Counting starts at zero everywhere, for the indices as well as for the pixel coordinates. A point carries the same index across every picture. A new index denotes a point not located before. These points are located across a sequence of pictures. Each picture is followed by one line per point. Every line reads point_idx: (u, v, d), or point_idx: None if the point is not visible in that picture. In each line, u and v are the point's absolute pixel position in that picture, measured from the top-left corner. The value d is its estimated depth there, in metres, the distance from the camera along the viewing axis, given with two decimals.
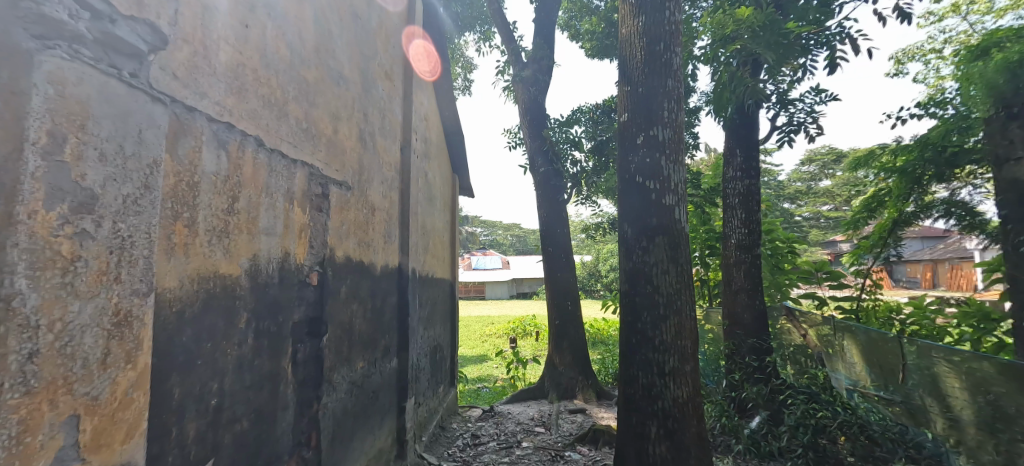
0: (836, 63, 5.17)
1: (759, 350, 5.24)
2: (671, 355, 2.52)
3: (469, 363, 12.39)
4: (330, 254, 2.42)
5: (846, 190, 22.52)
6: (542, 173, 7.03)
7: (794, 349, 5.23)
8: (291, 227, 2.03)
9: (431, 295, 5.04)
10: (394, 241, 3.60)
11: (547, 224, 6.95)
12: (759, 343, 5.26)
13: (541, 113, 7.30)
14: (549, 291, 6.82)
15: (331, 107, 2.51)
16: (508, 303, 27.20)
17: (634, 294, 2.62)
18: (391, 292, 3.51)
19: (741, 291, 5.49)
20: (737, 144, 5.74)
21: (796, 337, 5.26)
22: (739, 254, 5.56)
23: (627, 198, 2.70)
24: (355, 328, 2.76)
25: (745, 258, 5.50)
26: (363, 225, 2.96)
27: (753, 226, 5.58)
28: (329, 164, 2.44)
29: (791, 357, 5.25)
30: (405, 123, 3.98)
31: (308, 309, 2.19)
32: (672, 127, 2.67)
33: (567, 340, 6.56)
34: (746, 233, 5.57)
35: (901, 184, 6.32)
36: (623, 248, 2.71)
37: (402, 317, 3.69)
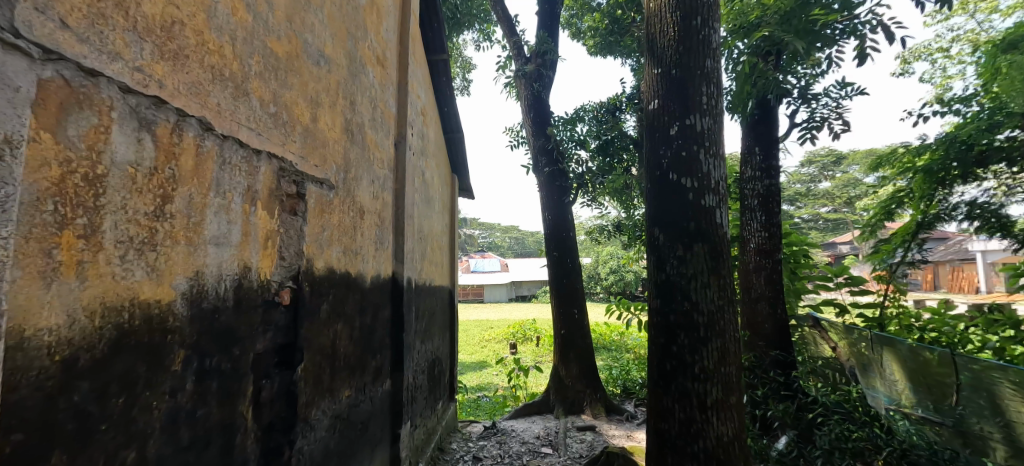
0: (866, 56, 4.77)
1: (783, 363, 4.84)
2: (713, 385, 2.11)
3: (468, 371, 11.94)
4: (306, 266, 2.00)
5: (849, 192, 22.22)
6: (547, 173, 6.64)
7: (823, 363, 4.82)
8: (252, 234, 1.62)
9: (428, 306, 4.61)
10: (387, 247, 3.20)
11: (551, 227, 6.55)
12: (783, 356, 4.86)
13: (544, 111, 6.91)
14: (554, 298, 6.40)
15: (309, 90, 2.10)
16: (507, 306, 26.81)
17: (668, 311, 2.21)
18: (383, 305, 3.09)
19: (763, 299, 5.08)
20: (756, 143, 5.34)
21: (825, 350, 4.86)
22: (759, 260, 5.14)
23: (658, 197, 2.30)
24: (340, 351, 2.35)
25: (767, 263, 5.09)
26: (349, 229, 2.55)
27: (774, 228, 5.16)
28: (305, 158, 2.03)
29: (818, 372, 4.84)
30: (399, 116, 3.58)
31: (275, 335, 1.78)
32: (711, 115, 2.27)
33: (573, 351, 6.14)
34: (766, 236, 5.15)
35: (918, 186, 5.93)
36: (654, 256, 2.30)
37: (396, 332, 3.27)
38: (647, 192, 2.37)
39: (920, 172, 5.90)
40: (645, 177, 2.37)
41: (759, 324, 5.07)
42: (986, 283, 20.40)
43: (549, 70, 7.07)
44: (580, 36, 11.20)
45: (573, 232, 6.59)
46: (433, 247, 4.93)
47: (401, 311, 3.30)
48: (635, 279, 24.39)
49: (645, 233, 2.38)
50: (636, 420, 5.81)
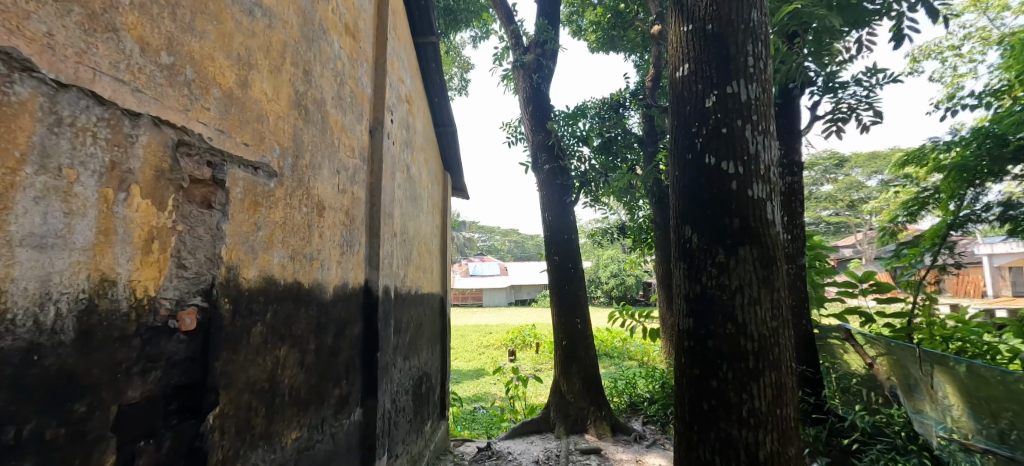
0: (903, 37, 4.28)
1: (812, 380, 4.35)
2: (766, 433, 1.60)
3: (465, 379, 11.40)
4: (225, 276, 1.49)
5: (849, 195, 21.94)
6: (547, 171, 6.15)
7: (859, 381, 4.27)
8: (123, 232, 1.13)
9: (414, 316, 4.11)
10: (358, 252, 2.69)
11: (553, 228, 6.03)
12: (811, 372, 4.35)
13: (544, 104, 6.42)
14: (555, 306, 5.87)
15: (235, 44, 1.59)
16: (507, 310, 26.32)
17: (702, 332, 1.71)
18: (351, 320, 2.58)
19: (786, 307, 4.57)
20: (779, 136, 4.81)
21: (857, 366, 4.30)
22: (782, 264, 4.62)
23: (690, 188, 1.80)
24: (283, 386, 1.83)
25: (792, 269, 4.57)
26: (302, 227, 2.04)
27: (797, 229, 4.65)
28: (229, 133, 1.54)
29: (856, 392, 4.28)
30: (376, 98, 3.08)
31: (169, 374, 1.28)
32: (759, 81, 1.78)
33: (576, 365, 5.59)
34: (790, 239, 4.63)
35: (946, 182, 5.36)
36: (684, 262, 1.80)
37: (368, 351, 2.75)
38: (677, 180, 1.88)
39: (949, 168, 5.34)
40: (676, 161, 1.87)
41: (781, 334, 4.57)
42: (992, 286, 20.06)
43: (549, 61, 6.58)
44: (580, 33, 10.73)
45: (576, 234, 6.08)
46: (421, 250, 4.44)
47: (375, 327, 2.77)
48: (635, 282, 23.95)
49: (671, 232, 1.90)
50: (645, 441, 5.28)
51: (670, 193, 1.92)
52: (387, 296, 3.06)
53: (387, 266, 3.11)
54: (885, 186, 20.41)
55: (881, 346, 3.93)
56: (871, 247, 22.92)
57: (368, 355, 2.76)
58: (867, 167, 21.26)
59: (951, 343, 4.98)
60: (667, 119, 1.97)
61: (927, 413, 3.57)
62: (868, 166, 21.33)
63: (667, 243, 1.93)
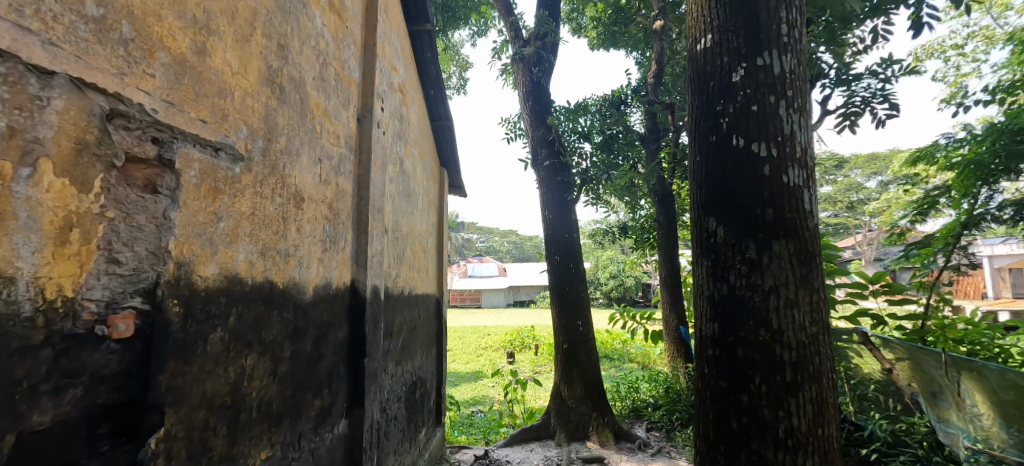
0: (922, 25, 4.05)
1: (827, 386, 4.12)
2: (807, 456, 1.39)
3: (462, 382, 11.17)
4: (176, 273, 1.27)
5: (849, 195, 21.76)
6: (548, 167, 5.94)
7: (876, 387, 3.97)
8: (25, 217, 0.95)
9: (408, 318, 3.89)
10: (344, 249, 2.46)
11: (553, 227, 5.81)
12: None
13: (544, 99, 6.20)
14: (555, 309, 5.64)
15: (189, 3, 1.36)
16: (506, 312, 26.10)
17: (728, 339, 1.49)
18: (336, 323, 2.35)
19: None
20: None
21: (874, 370, 4.00)
22: None
23: (713, 174, 1.59)
24: (251, 399, 1.60)
25: None
26: (277, 219, 1.82)
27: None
28: (180, 106, 1.31)
29: (871, 399, 3.97)
30: (364, 84, 2.86)
31: (93, 391, 1.08)
32: (793, 52, 1.56)
33: (577, 369, 5.36)
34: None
35: (959, 179, 5.09)
36: (708, 257, 1.58)
37: (353, 356, 2.52)
38: (699, 165, 1.66)
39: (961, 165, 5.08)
40: (697, 144, 1.65)
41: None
42: (993, 288, 19.89)
43: (549, 54, 6.36)
44: (579, 31, 10.53)
45: (577, 234, 5.85)
46: (415, 249, 4.21)
47: (363, 330, 2.55)
48: (635, 283, 23.78)
49: (691, 225, 1.68)
50: (650, 449, 5.06)
51: (690, 180, 1.70)
52: (377, 297, 2.83)
53: (377, 265, 2.88)
54: (885, 187, 20.19)
55: (905, 351, 3.70)
56: (871, 248, 22.75)
57: (354, 361, 2.53)
58: (868, 168, 21.08)
59: (962, 346, 4.68)
60: (688, 97, 1.75)
61: (952, 422, 3.36)
62: (869, 167, 21.15)
63: (687, 237, 1.72)
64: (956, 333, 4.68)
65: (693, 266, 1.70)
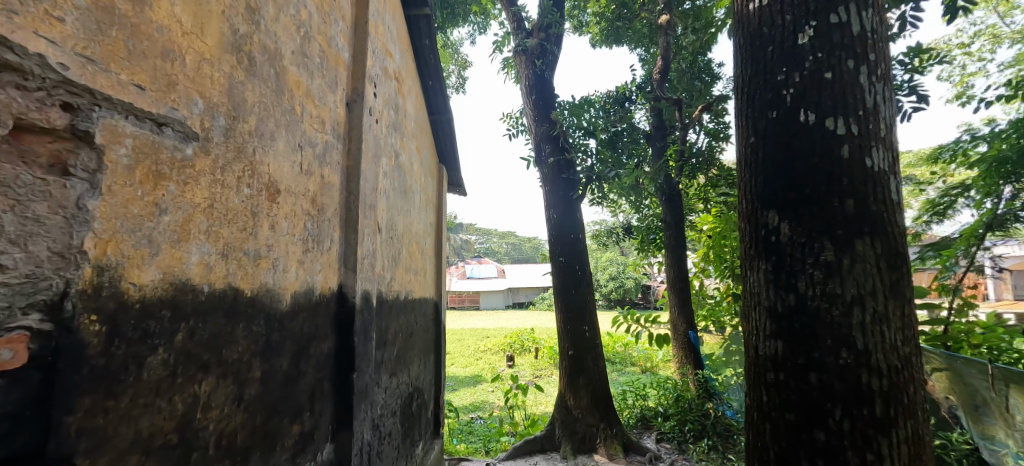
0: (957, 10, 3.75)
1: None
2: None
3: (461, 386, 10.89)
4: (91, 281, 0.99)
5: None
6: (552, 164, 5.65)
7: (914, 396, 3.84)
8: None
9: (404, 324, 3.59)
10: (329, 249, 2.16)
11: (557, 227, 5.51)
12: None
13: (547, 93, 5.90)
14: (559, 314, 5.35)
15: None
16: (505, 314, 25.79)
17: (795, 363, 1.26)
18: (320, 333, 2.05)
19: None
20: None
21: None
22: None
23: (775, 160, 1.33)
24: (206, 434, 1.31)
25: None
26: (245, 214, 1.52)
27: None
28: (104, 64, 1.03)
29: None
30: (356, 66, 2.56)
31: None
32: (875, 9, 1.33)
33: (583, 377, 5.07)
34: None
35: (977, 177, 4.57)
36: (769, 261, 1.33)
37: (340, 370, 2.23)
38: (755, 150, 1.40)
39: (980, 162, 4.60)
40: (755, 124, 1.40)
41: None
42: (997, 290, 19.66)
43: (554, 46, 6.08)
44: (581, 28, 10.25)
45: (582, 234, 5.53)
46: (412, 250, 3.93)
47: (352, 340, 2.25)
48: (635, 285, 23.49)
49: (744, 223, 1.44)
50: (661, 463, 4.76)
51: (743, 169, 1.45)
52: (369, 304, 2.54)
53: (369, 268, 2.59)
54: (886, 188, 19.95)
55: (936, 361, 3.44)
56: None
57: (341, 375, 2.23)
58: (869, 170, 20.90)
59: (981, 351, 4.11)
60: (735, 76, 1.53)
61: (1000, 438, 3.07)
62: None
63: (738, 237, 1.47)
64: (976, 337, 4.10)
65: (746, 273, 1.45)
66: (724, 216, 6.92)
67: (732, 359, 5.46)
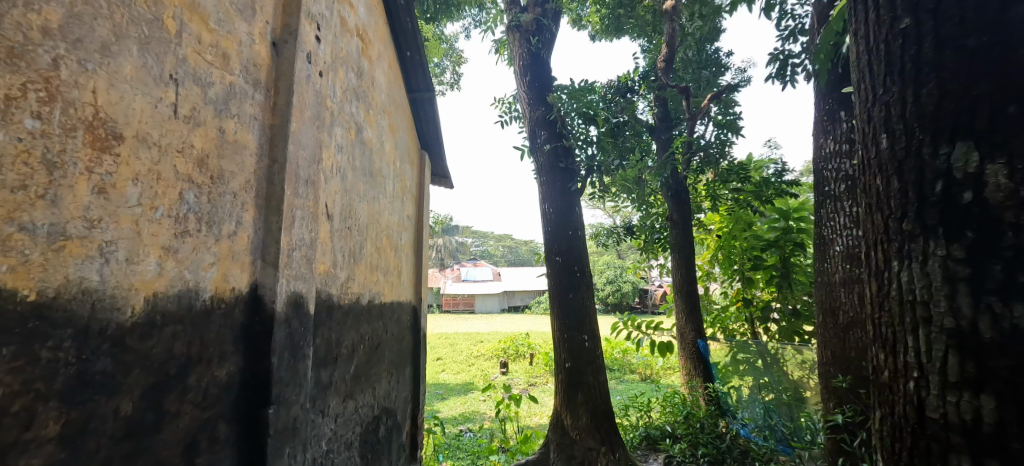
0: None
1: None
2: None
3: (451, 394, 10.26)
4: None
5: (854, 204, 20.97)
6: (548, 152, 5.03)
7: None
8: None
9: (368, 334, 2.95)
10: (232, 234, 1.53)
11: (553, 222, 4.90)
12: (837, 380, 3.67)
13: (544, 74, 5.29)
14: (554, 319, 4.75)
15: None
16: (499, 317, 25.06)
17: (1021, 430, 1.04)
18: (210, 355, 1.42)
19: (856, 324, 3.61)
20: (843, 104, 3.88)
21: None
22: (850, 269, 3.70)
23: (965, 76, 1.15)
24: None
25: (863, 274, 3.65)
26: (23, 160, 0.95)
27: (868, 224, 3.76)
28: None
29: None
30: None
31: None
32: None
33: (582, 393, 4.43)
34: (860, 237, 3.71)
35: None
36: (960, 245, 1.14)
37: (245, 404, 1.58)
38: (907, 36, 1.27)
39: None
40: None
41: (846, 359, 3.62)
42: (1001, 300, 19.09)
43: (551, 23, 5.47)
44: (580, 22, 9.69)
45: (581, 230, 4.91)
46: (382, 245, 3.33)
47: (268, 363, 1.62)
48: (632, 289, 22.82)
49: (897, 184, 1.28)
50: None
51: (892, 73, 1.31)
52: (306, 311, 1.90)
53: (309, 265, 1.94)
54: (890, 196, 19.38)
55: None
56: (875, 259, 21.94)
57: (251, 410, 1.60)
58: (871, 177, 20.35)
59: None
60: None
61: None
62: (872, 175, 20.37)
63: (885, 196, 1.31)
64: None
65: (894, 268, 1.30)
66: (733, 215, 6.45)
67: (738, 368, 5.27)
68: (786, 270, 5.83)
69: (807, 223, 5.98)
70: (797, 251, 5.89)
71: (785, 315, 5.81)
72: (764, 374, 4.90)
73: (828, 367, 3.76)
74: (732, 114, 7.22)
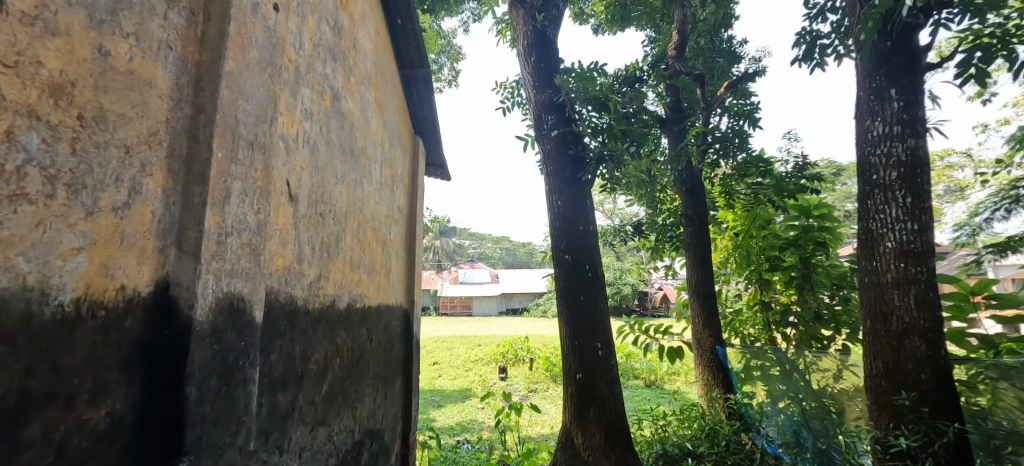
0: None
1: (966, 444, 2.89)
2: None
3: (448, 401, 9.73)
4: None
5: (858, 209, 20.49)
6: (556, 138, 4.54)
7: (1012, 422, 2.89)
8: None
9: (348, 345, 2.43)
10: (117, 206, 1.06)
11: (562, 216, 4.41)
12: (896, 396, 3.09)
13: (551, 54, 4.81)
14: (563, 325, 4.26)
15: None
16: (497, 320, 24.50)
17: None
18: (73, 389, 0.99)
19: (913, 331, 3.09)
20: (893, 81, 3.35)
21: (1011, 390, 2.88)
22: (906, 267, 3.14)
23: None
24: None
25: (921, 275, 3.10)
26: None
27: (924, 217, 3.21)
28: None
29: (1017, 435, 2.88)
30: None
31: None
32: None
33: (594, 408, 3.94)
34: (916, 231, 3.17)
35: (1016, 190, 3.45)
36: None
37: (136, 459, 1.10)
38: None
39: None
40: None
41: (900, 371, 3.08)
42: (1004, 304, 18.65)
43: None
44: (582, 15, 9.22)
45: (593, 225, 4.42)
46: (366, 239, 2.82)
47: (181, 395, 1.14)
48: (632, 292, 22.31)
49: None
50: None
51: None
52: (251, 320, 1.40)
53: (257, 259, 1.44)
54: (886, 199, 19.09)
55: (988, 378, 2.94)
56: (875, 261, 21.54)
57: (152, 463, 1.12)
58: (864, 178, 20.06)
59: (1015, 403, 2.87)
60: None
61: None
62: None
63: None
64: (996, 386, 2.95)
65: None
66: (749, 213, 5.89)
67: (751, 375, 4.81)
68: (807, 271, 5.14)
69: (831, 221, 5.25)
70: (819, 250, 5.20)
71: (804, 319, 5.13)
72: (777, 381, 4.44)
73: (877, 378, 3.19)
74: (749, 104, 6.73)
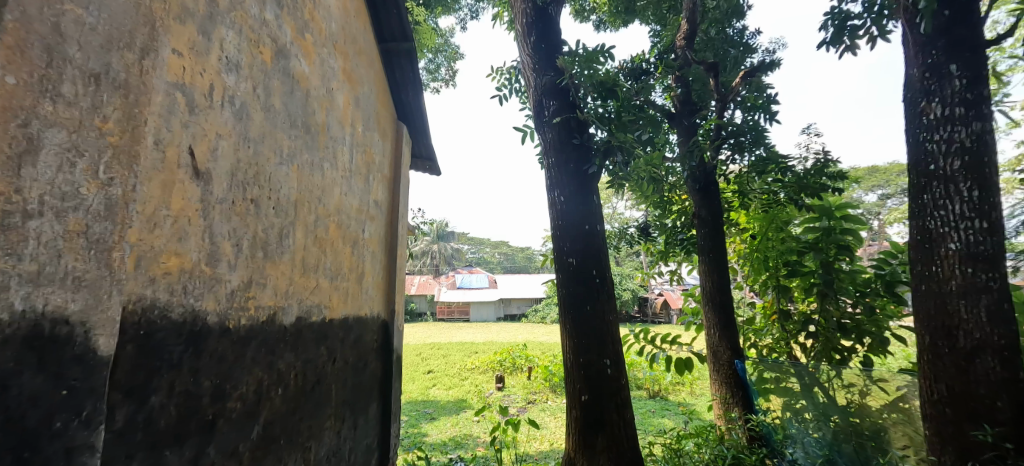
0: None
1: None
2: None
3: (442, 413, 9.19)
4: None
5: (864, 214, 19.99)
6: (558, 126, 4.02)
7: None
8: None
9: (300, 372, 1.92)
10: None
11: (564, 213, 3.91)
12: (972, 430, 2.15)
13: (554, 34, 4.31)
14: (566, 337, 3.74)
15: None
16: (495, 326, 23.96)
17: None
18: None
19: (985, 348, 2.17)
20: (953, 54, 2.35)
21: None
22: (977, 266, 2.20)
23: None
24: None
25: (994, 279, 2.19)
26: None
27: (997, 215, 2.25)
28: None
29: None
30: None
31: None
32: None
33: (603, 436, 3.41)
34: (988, 231, 2.21)
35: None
36: None
37: None
38: None
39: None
40: None
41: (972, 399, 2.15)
42: None
43: None
44: (583, 12, 8.74)
45: (599, 225, 3.91)
46: (329, 236, 2.31)
47: None
48: (633, 298, 21.78)
49: None
50: None
51: None
52: (100, 354, 0.99)
53: (120, 260, 1.03)
54: (895, 204, 18.63)
55: None
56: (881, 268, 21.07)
57: None
58: (869, 182, 19.60)
59: None
60: None
61: None
62: (870, 181, 19.70)
63: None
64: None
65: None
66: (765, 215, 5.29)
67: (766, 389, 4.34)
68: (828, 277, 4.53)
69: (856, 221, 4.66)
70: (842, 254, 4.60)
71: (827, 329, 4.50)
72: (798, 397, 3.93)
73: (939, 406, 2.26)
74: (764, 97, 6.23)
